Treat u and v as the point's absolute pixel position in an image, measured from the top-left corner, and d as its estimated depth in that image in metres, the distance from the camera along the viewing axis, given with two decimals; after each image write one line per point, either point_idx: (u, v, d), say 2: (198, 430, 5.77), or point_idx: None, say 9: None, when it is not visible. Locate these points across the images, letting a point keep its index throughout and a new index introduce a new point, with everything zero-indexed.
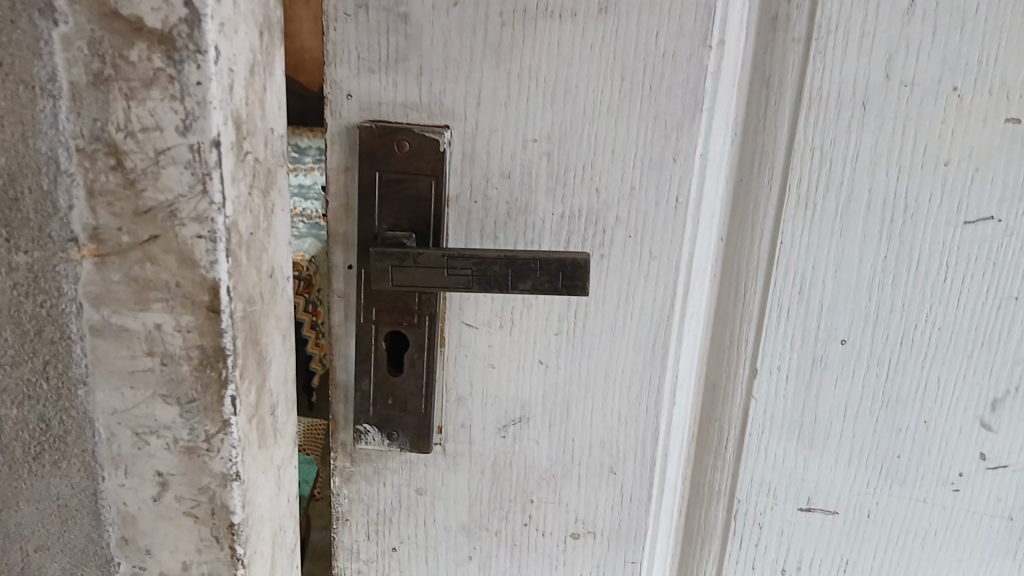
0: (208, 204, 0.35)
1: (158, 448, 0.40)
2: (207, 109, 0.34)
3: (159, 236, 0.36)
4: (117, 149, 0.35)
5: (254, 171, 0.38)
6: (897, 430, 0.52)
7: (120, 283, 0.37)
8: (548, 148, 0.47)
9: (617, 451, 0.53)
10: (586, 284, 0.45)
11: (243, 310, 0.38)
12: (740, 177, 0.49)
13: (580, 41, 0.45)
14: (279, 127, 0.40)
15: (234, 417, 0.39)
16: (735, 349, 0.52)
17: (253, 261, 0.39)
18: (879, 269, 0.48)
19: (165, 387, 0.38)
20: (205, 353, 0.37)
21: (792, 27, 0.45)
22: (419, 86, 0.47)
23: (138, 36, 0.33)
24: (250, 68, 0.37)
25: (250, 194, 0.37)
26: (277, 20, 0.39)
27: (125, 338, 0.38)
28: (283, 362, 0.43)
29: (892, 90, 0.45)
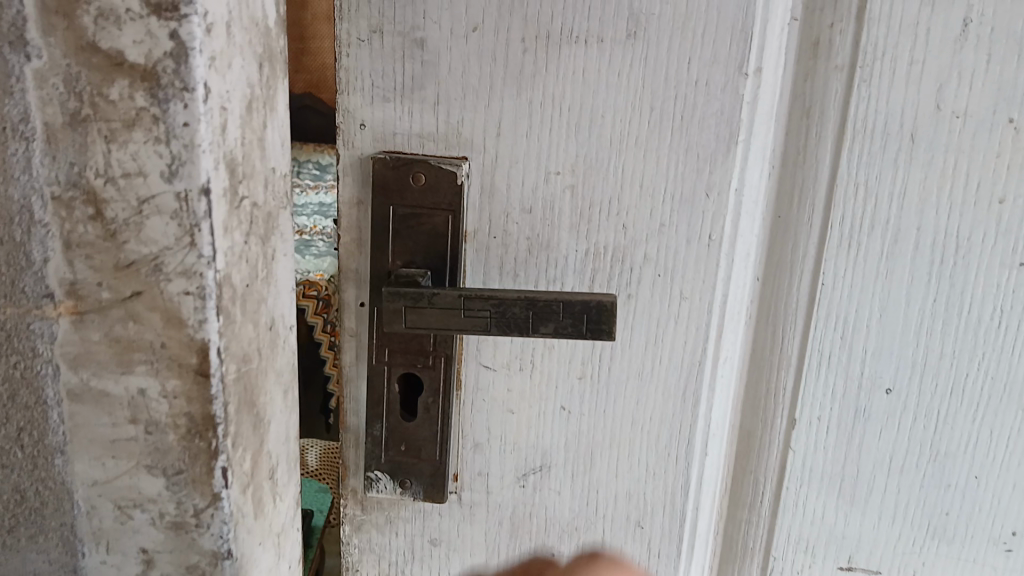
0: (198, 258, 0.32)
1: (142, 523, 0.37)
2: (195, 152, 0.31)
3: (143, 292, 0.33)
4: (95, 197, 0.32)
5: (251, 216, 0.35)
6: (945, 485, 0.48)
7: (101, 343, 0.34)
8: (572, 181, 0.44)
9: (644, 504, 0.50)
10: (612, 329, 0.43)
11: (236, 371, 0.35)
12: (777, 213, 0.45)
13: (607, 69, 0.42)
14: (281, 165, 0.38)
15: (225, 490, 0.36)
16: (772, 397, 0.48)
17: (249, 314, 0.36)
18: (927, 314, 0.45)
19: (149, 457, 0.36)
20: (193, 420, 0.35)
21: (834, 53, 0.42)
22: (437, 115, 0.44)
23: (118, 71, 0.31)
24: (248, 104, 0.34)
25: (246, 243, 0.35)
26: (279, 50, 0.37)
27: (106, 404, 0.35)
28: (283, 420, 0.40)
29: (942, 121, 0.42)
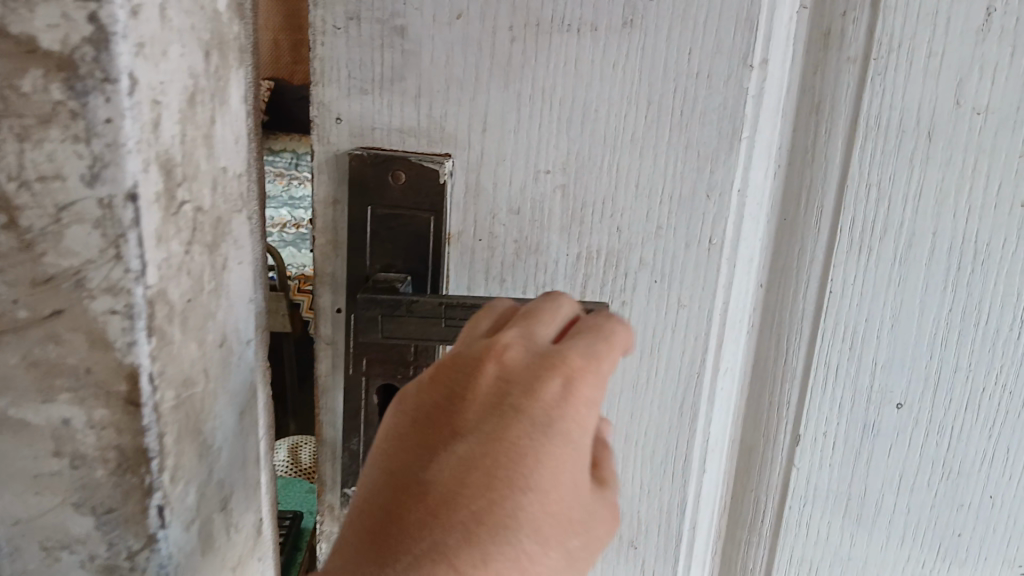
0: (124, 272, 0.25)
1: (71, 567, 0.29)
2: (120, 154, 0.24)
3: (65, 311, 0.25)
4: (5, 201, 0.24)
5: (195, 222, 0.28)
6: (959, 505, 0.45)
7: (17, 367, 0.26)
8: (563, 181, 0.42)
9: (639, 523, 0.47)
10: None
11: (175, 399, 0.28)
12: (783, 217, 0.42)
13: (600, 60, 0.39)
14: (235, 163, 0.32)
15: (163, 530, 0.28)
16: (775, 410, 0.45)
17: (192, 332, 0.29)
18: (941, 324, 0.42)
19: (78, 495, 0.28)
20: (124, 455, 0.27)
21: (846, 44, 0.39)
22: (418, 108, 0.41)
23: (30, 59, 0.23)
24: (190, 96, 0.27)
25: (188, 255, 0.28)
26: (232, 37, 0.31)
27: (25, 435, 0.27)
28: (237, 443, 0.34)
29: (962, 119, 0.39)
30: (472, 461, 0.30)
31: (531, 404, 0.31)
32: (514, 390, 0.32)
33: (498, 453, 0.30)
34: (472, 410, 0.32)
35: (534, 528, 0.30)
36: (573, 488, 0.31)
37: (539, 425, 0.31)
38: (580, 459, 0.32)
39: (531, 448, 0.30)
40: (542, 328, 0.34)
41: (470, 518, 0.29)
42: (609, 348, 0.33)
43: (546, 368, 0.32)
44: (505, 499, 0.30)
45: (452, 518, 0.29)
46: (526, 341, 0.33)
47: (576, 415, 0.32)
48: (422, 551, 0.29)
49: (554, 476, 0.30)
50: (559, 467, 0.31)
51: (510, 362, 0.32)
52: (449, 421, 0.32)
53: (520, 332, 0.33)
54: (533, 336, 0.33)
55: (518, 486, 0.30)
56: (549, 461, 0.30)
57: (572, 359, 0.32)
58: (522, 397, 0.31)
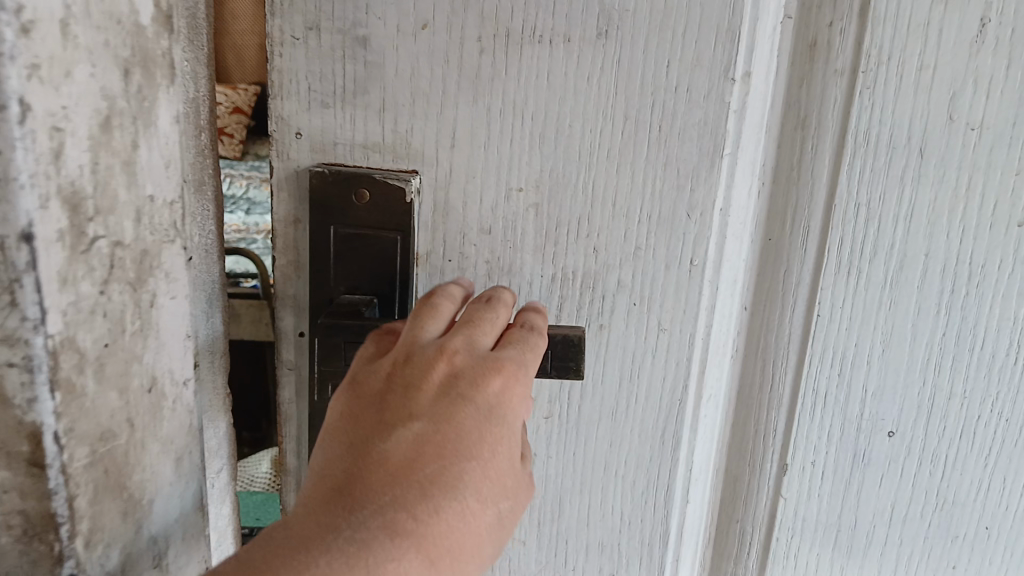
0: (20, 321, 0.23)
1: None
2: (12, 188, 0.22)
3: None
4: None
5: (113, 259, 0.26)
6: (953, 537, 0.43)
7: None
8: (537, 199, 0.39)
9: (618, 556, 0.45)
10: (580, 365, 0.37)
11: (89, 456, 0.26)
12: (768, 236, 0.40)
13: (574, 72, 0.37)
14: (166, 190, 0.30)
15: None
16: (761, 439, 0.43)
17: (114, 378, 0.27)
18: (935, 349, 0.40)
19: None
20: (30, 521, 0.25)
21: (833, 56, 0.36)
22: (383, 123, 0.39)
23: None
24: (105, 120, 0.25)
25: (104, 296, 0.26)
26: (161, 51, 0.29)
27: None
28: (172, 492, 0.31)
29: (955, 134, 0.37)
30: (426, 431, 0.31)
31: (480, 393, 0.32)
32: (462, 382, 0.32)
33: (449, 429, 0.31)
34: (425, 390, 0.32)
35: (478, 494, 0.31)
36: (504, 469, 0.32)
37: (483, 411, 0.32)
38: (511, 445, 0.33)
39: (477, 427, 0.31)
40: (488, 331, 0.35)
41: (426, 478, 0.30)
42: (536, 356, 0.34)
43: (490, 363, 0.33)
44: (456, 467, 0.30)
45: (410, 477, 0.29)
46: (471, 342, 0.33)
47: (511, 406, 0.33)
48: (386, 501, 0.29)
49: (493, 453, 0.32)
50: (498, 447, 0.32)
51: (458, 356, 0.33)
52: (403, 398, 0.32)
53: (465, 336, 0.34)
54: (476, 338, 0.34)
55: (467, 456, 0.31)
56: (491, 439, 0.32)
57: (512, 361, 0.33)
58: (473, 387, 0.32)
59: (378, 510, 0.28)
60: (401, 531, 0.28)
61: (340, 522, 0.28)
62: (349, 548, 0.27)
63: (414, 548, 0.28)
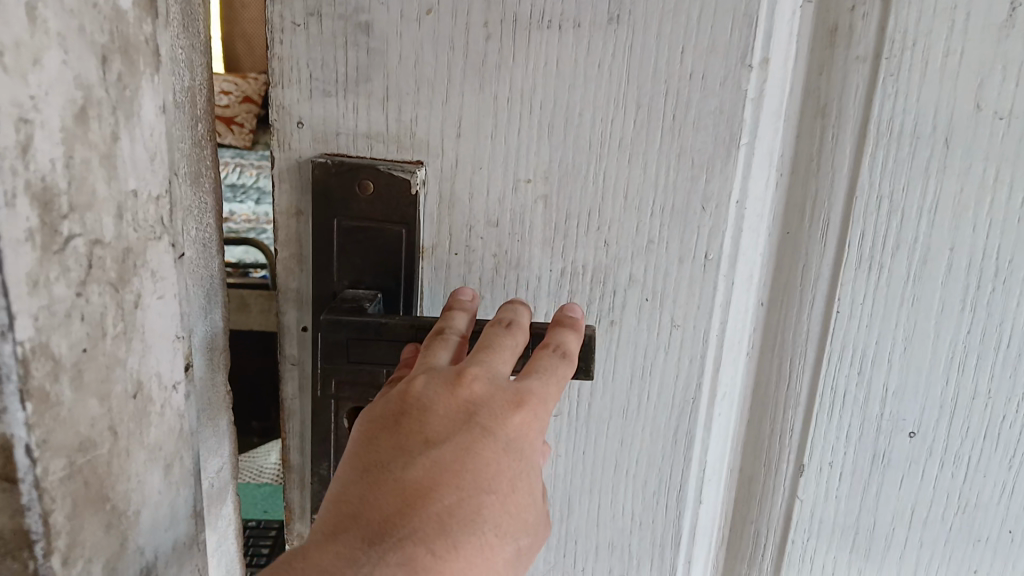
0: None
1: None
2: None
3: None
4: None
5: (92, 259, 0.25)
6: (975, 541, 0.42)
7: None
8: (545, 190, 0.38)
9: (629, 556, 0.44)
10: (590, 367, 0.37)
11: (65, 468, 0.25)
12: (785, 229, 0.39)
13: (584, 59, 0.36)
14: (150, 185, 0.28)
15: None
16: (776, 438, 0.42)
17: (95, 381, 0.26)
18: (958, 347, 0.38)
19: None
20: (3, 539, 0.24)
21: (854, 43, 0.35)
22: (387, 112, 0.38)
23: None
24: (80, 109, 0.24)
25: (81, 297, 0.25)
26: (143, 36, 0.27)
27: None
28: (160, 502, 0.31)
29: (982, 123, 0.35)
30: (443, 463, 0.30)
31: (498, 422, 0.31)
32: (481, 411, 0.31)
33: (467, 460, 0.30)
34: (444, 416, 0.31)
35: (495, 530, 0.30)
36: (523, 500, 0.31)
37: (503, 444, 0.31)
38: (530, 475, 0.32)
39: (498, 461, 0.30)
40: (507, 356, 0.33)
41: (443, 513, 0.29)
42: (560, 380, 0.33)
43: (512, 393, 0.32)
44: (472, 501, 0.29)
45: (427, 512, 0.28)
46: (490, 367, 0.32)
47: (531, 434, 0.32)
48: (403, 537, 0.28)
49: (512, 488, 0.31)
50: (516, 482, 0.31)
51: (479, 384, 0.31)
52: (421, 422, 0.31)
53: (484, 360, 0.32)
54: (496, 363, 0.33)
55: (484, 491, 0.30)
56: (510, 473, 0.31)
57: (534, 389, 0.32)
58: (491, 415, 0.31)
59: (393, 548, 0.27)
60: (416, 573, 0.27)
61: (356, 559, 0.27)
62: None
63: None
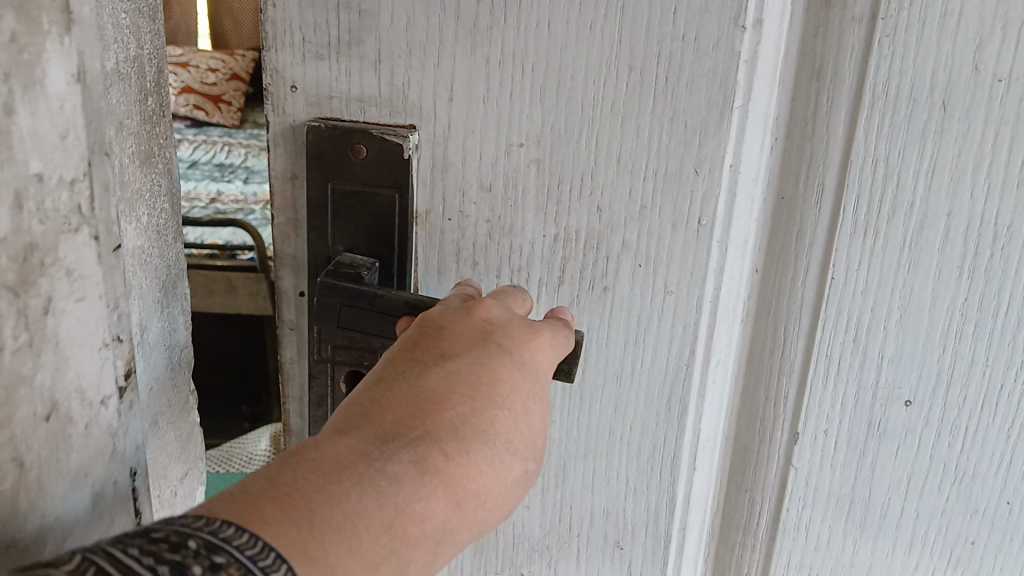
0: None
1: None
2: None
3: None
4: None
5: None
6: (972, 512, 0.41)
7: None
8: (537, 155, 0.38)
9: (624, 524, 0.44)
10: (571, 370, 0.37)
11: None
12: (781, 195, 0.38)
13: (577, 20, 0.36)
14: (64, 168, 0.26)
15: None
16: (770, 405, 0.41)
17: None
18: (956, 315, 0.38)
19: None
20: None
21: (850, 2, 0.35)
22: (379, 75, 0.38)
23: None
24: None
25: None
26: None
27: None
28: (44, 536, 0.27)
29: (981, 85, 0.34)
30: (459, 374, 0.30)
31: (512, 347, 0.32)
32: (496, 336, 0.32)
33: (482, 374, 0.30)
34: (459, 337, 0.32)
35: (505, 446, 0.30)
36: (532, 426, 0.31)
37: (516, 367, 0.32)
38: (540, 406, 0.32)
39: (511, 379, 0.31)
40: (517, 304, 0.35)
41: (456, 420, 0.29)
42: (567, 333, 0.35)
43: (524, 324, 0.33)
44: (485, 413, 0.30)
45: (441, 417, 0.28)
46: (504, 307, 0.34)
47: (541, 369, 0.33)
48: (417, 436, 0.27)
49: (524, 409, 0.31)
50: (529, 403, 0.31)
51: (492, 312, 0.33)
52: (436, 343, 0.31)
53: (499, 302, 0.34)
54: (510, 306, 0.35)
55: (497, 406, 0.30)
56: (523, 393, 0.31)
57: (543, 329, 0.34)
58: (505, 341, 0.32)
59: (409, 443, 0.27)
60: (431, 467, 0.27)
61: (372, 451, 0.26)
62: (380, 481, 0.26)
63: (440, 487, 0.27)
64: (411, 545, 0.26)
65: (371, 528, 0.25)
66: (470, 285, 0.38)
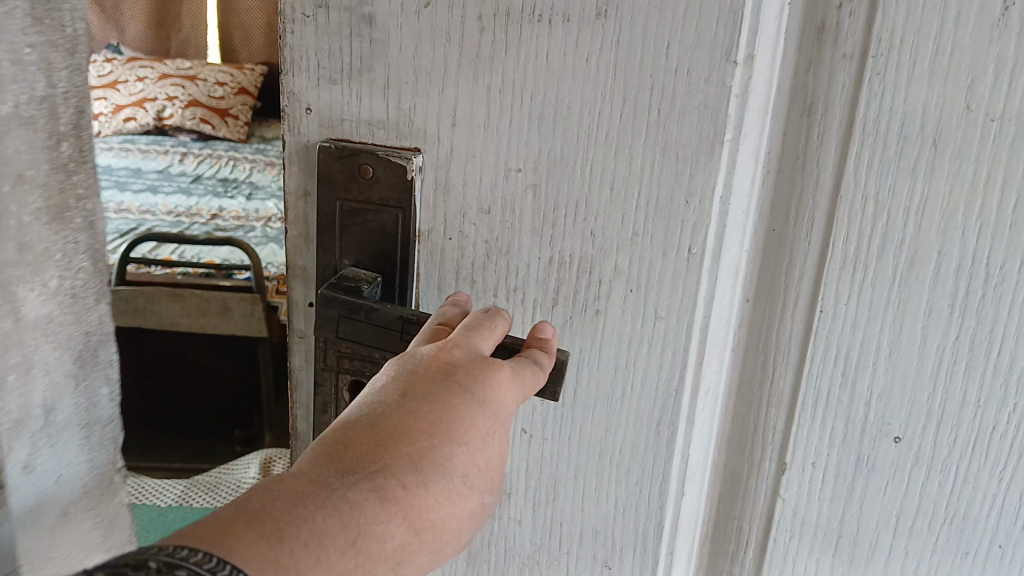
0: None
1: None
2: None
3: None
4: None
5: None
6: (962, 554, 0.40)
7: None
8: (534, 180, 0.39)
9: (613, 543, 0.45)
10: (556, 389, 0.38)
11: None
12: (771, 227, 0.39)
13: (573, 52, 0.37)
14: None
15: None
16: (758, 435, 0.42)
17: None
18: (947, 353, 0.37)
19: None
20: None
21: (842, 40, 0.35)
22: (387, 100, 0.40)
23: None
24: None
25: None
26: None
27: None
28: None
29: (974, 123, 0.34)
30: (421, 409, 0.32)
31: (476, 382, 0.33)
32: (461, 371, 0.33)
33: (444, 409, 0.32)
34: (426, 372, 0.33)
35: (462, 477, 0.31)
36: (489, 458, 0.33)
37: (479, 401, 0.33)
38: (499, 439, 0.34)
39: (473, 413, 0.33)
40: (489, 336, 0.36)
41: (418, 453, 0.30)
42: (536, 366, 0.36)
43: (491, 359, 0.35)
44: (445, 445, 0.31)
45: (403, 449, 0.30)
46: (473, 342, 0.35)
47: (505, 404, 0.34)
48: (379, 466, 0.29)
49: (484, 442, 0.33)
50: (488, 436, 0.33)
51: (460, 349, 0.34)
52: (405, 378, 0.33)
53: (467, 336, 0.35)
54: (483, 338, 0.36)
55: (458, 439, 0.32)
56: (484, 426, 0.33)
57: (510, 364, 0.35)
58: (471, 376, 0.33)
59: (370, 474, 0.29)
60: (390, 497, 0.29)
61: (334, 479, 0.28)
62: (341, 506, 0.27)
63: (398, 515, 0.29)
64: (373, 562, 0.28)
65: (336, 544, 0.27)
66: (455, 304, 0.39)
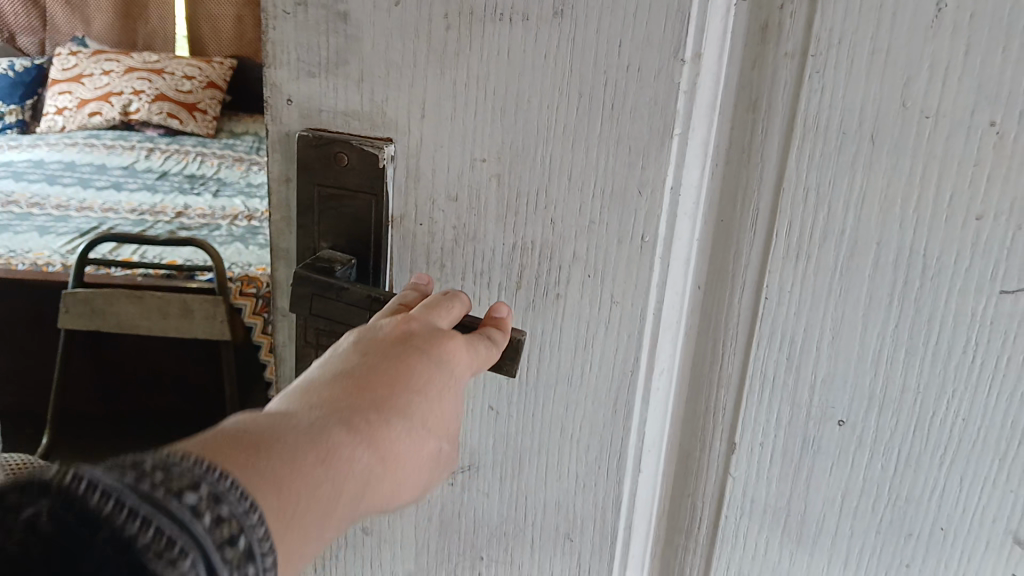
0: None
1: None
2: None
3: None
4: None
5: None
6: (905, 535, 0.42)
7: None
8: (497, 169, 0.42)
9: (574, 516, 0.47)
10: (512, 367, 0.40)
11: None
12: (720, 217, 0.41)
13: (531, 49, 0.39)
14: None
15: None
16: (708, 417, 0.44)
17: None
18: (887, 341, 0.39)
19: None
20: None
21: (784, 39, 0.36)
22: (361, 93, 0.42)
23: None
24: None
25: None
26: None
27: None
28: None
29: (909, 119, 0.35)
30: (380, 365, 0.33)
31: (432, 346, 0.35)
32: (418, 338, 0.36)
33: (403, 364, 0.34)
34: (384, 338, 0.35)
35: (420, 424, 0.33)
36: (443, 415, 0.35)
37: (434, 360, 0.35)
38: (452, 399, 0.36)
39: (430, 370, 0.35)
40: (444, 315, 0.38)
41: (379, 398, 0.32)
42: (486, 340, 0.38)
43: (445, 331, 0.37)
44: (404, 395, 0.33)
45: (365, 395, 0.32)
46: (427, 317, 0.37)
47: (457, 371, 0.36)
48: (343, 406, 0.31)
49: (439, 396, 0.35)
50: (442, 393, 0.35)
51: (417, 321, 0.37)
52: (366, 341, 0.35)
53: (422, 313, 0.38)
54: (438, 315, 0.38)
55: (415, 391, 0.33)
56: (438, 383, 0.35)
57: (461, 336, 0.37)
58: (426, 342, 0.36)
59: (335, 410, 0.30)
60: (355, 428, 0.30)
61: (302, 413, 0.29)
62: (311, 429, 0.29)
63: (365, 442, 0.30)
64: (344, 480, 0.28)
65: (312, 455, 0.27)
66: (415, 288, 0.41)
